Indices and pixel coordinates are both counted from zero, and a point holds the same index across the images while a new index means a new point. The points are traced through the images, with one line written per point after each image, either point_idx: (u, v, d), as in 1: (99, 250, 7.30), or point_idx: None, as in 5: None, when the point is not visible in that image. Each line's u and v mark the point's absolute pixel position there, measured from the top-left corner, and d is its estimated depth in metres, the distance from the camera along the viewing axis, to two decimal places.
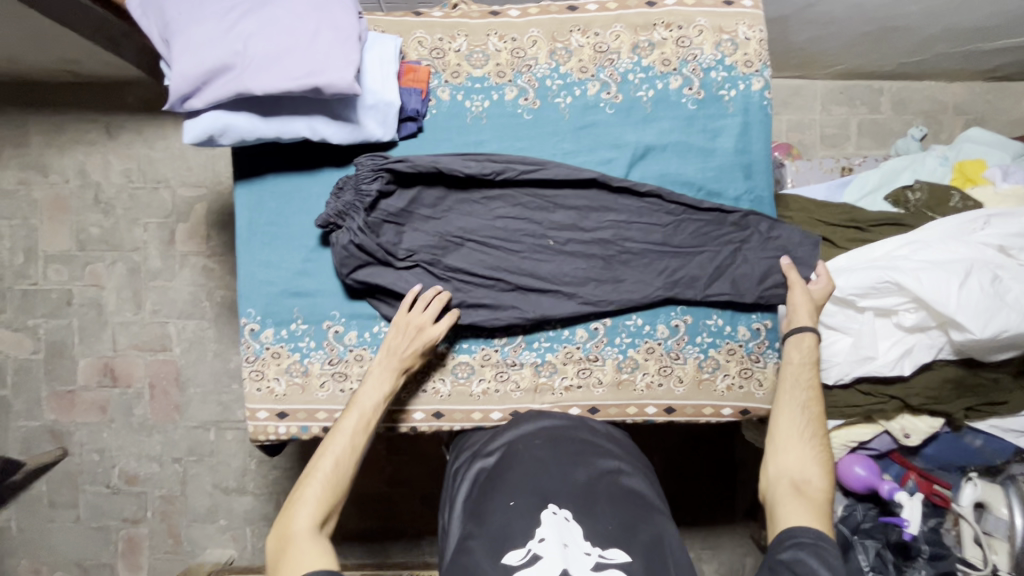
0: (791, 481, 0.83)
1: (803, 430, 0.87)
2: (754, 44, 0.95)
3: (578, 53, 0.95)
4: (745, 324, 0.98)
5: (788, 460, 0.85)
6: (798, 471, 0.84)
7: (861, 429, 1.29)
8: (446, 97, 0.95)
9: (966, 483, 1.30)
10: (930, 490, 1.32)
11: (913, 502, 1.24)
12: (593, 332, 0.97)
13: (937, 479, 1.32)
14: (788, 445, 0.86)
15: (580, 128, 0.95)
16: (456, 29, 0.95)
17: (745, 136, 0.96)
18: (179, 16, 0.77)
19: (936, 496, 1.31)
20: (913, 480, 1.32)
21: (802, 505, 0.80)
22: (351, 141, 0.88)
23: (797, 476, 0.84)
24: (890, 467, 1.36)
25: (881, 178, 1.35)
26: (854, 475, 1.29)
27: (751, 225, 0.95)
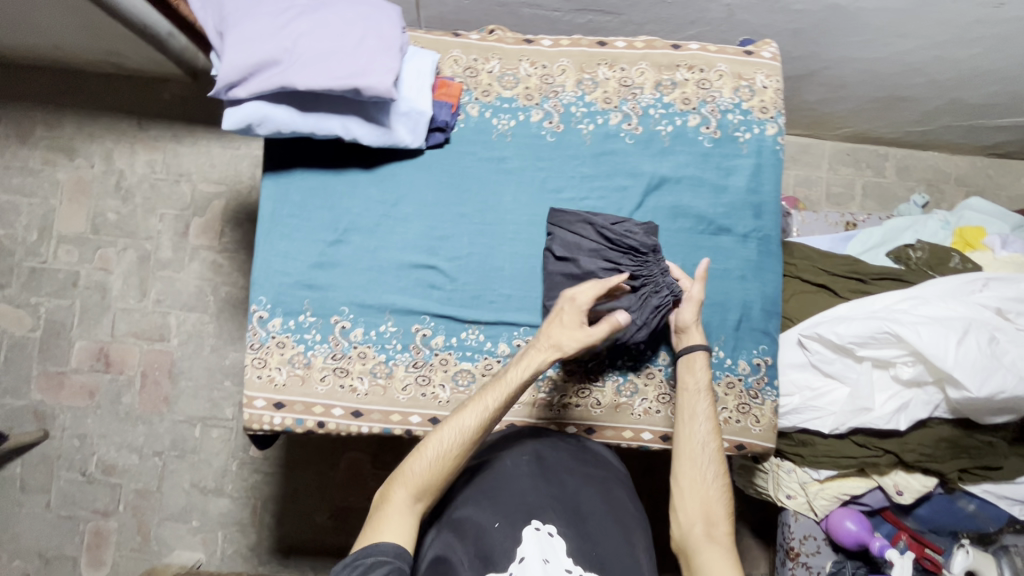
0: (701, 528, 0.85)
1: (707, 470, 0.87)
2: (771, 93, 1.00)
3: (604, 85, 1.00)
4: (746, 358, 0.98)
5: (691, 506, 0.86)
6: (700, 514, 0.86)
7: (854, 482, 1.28)
8: (474, 113, 0.99)
9: (958, 550, 1.29)
10: (920, 553, 1.28)
11: (903, 560, 1.23)
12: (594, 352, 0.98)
13: (930, 544, 1.29)
14: (692, 493, 0.87)
15: (600, 154, 0.99)
16: (490, 51, 1.00)
17: (757, 176, 1.00)
18: (237, 11, 0.82)
19: (927, 560, 1.27)
20: (905, 541, 1.27)
21: (722, 553, 0.81)
22: (381, 143, 0.92)
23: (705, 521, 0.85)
24: (881, 525, 1.31)
25: (884, 234, 1.39)
26: (845, 530, 1.26)
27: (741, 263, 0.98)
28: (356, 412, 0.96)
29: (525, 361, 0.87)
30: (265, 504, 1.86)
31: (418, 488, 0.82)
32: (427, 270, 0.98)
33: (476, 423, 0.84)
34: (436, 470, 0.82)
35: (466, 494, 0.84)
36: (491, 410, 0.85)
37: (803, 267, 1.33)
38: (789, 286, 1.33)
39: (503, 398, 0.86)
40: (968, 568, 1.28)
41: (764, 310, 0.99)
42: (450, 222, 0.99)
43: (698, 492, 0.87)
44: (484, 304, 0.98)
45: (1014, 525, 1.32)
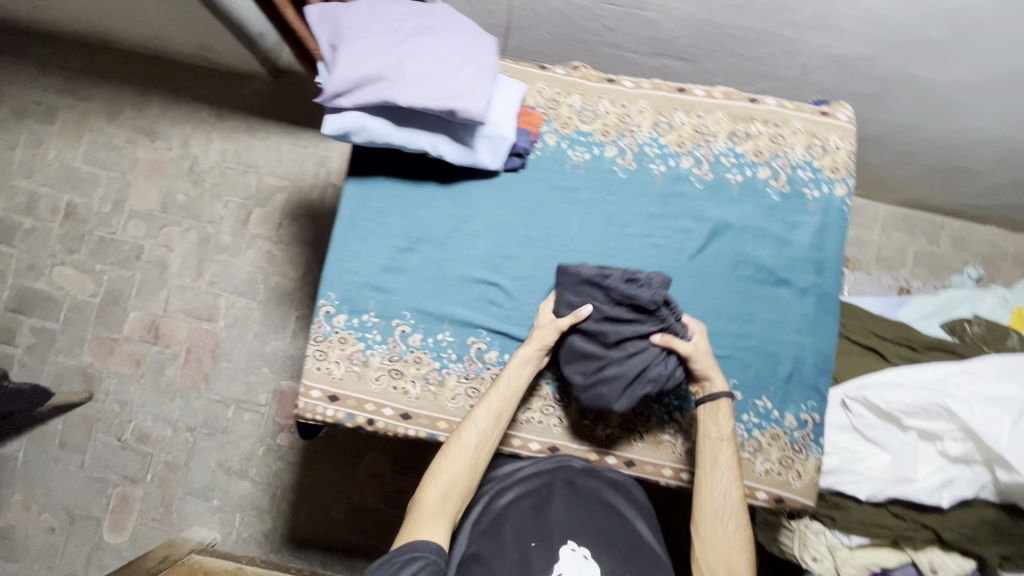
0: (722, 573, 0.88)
1: (728, 518, 0.90)
2: (843, 154, 1.02)
3: (679, 129, 1.04)
4: (793, 412, 0.98)
5: (715, 555, 0.89)
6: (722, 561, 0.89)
7: (885, 553, 1.24)
8: (551, 142, 1.04)
9: None
10: None
11: None
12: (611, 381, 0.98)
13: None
14: (712, 540, 0.89)
15: (668, 195, 1.02)
16: (573, 87, 1.05)
17: (822, 234, 1.01)
18: (351, 29, 0.88)
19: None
20: None
21: None
22: (463, 163, 0.97)
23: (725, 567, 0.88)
24: None
25: (938, 304, 1.37)
26: None
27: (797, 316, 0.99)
28: (405, 414, 0.99)
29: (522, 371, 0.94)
30: (284, 493, 1.90)
31: (447, 488, 0.90)
32: (489, 285, 1.02)
33: (490, 429, 0.93)
34: (461, 467, 0.91)
35: (501, 508, 0.91)
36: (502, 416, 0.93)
37: (852, 327, 1.33)
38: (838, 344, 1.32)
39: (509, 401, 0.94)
40: None
41: (817, 367, 0.99)
42: (516, 243, 1.02)
43: (722, 541, 0.89)
44: None
45: None
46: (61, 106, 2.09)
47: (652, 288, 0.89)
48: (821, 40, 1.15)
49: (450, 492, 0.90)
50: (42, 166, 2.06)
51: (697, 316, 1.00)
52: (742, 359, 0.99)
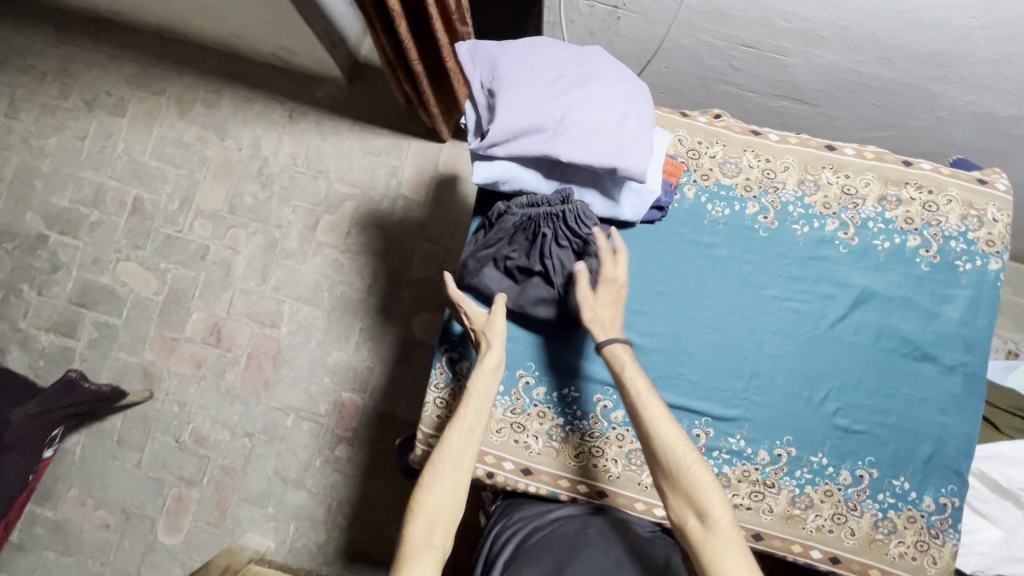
0: (698, 523, 0.75)
1: (676, 457, 0.78)
2: (1000, 227, 0.97)
3: (825, 189, 0.99)
4: (931, 495, 0.94)
5: (679, 502, 0.77)
6: (696, 507, 0.76)
7: None
8: (690, 195, 1.00)
9: None
10: None
11: None
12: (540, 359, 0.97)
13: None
14: (674, 486, 0.78)
15: (810, 258, 0.98)
16: (716, 137, 1.01)
17: (973, 310, 0.96)
18: (512, 74, 0.85)
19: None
20: None
21: (731, 548, 0.71)
22: (605, 216, 0.94)
23: (698, 515, 0.75)
24: None
25: None
26: None
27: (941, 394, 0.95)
28: (525, 470, 0.97)
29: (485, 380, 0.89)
30: (340, 506, 1.88)
31: (430, 517, 0.77)
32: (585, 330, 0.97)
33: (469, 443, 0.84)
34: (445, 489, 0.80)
35: (534, 541, 0.85)
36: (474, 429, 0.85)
37: None
38: None
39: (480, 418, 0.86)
40: None
41: (958, 448, 0.95)
42: (647, 298, 0.98)
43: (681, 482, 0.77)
44: (670, 387, 0.97)
45: None
46: (132, 98, 2.06)
47: (529, 241, 0.93)
48: (970, 97, 1.09)
49: (434, 525, 0.77)
50: (110, 159, 2.04)
51: (834, 388, 0.96)
52: (881, 436, 0.95)
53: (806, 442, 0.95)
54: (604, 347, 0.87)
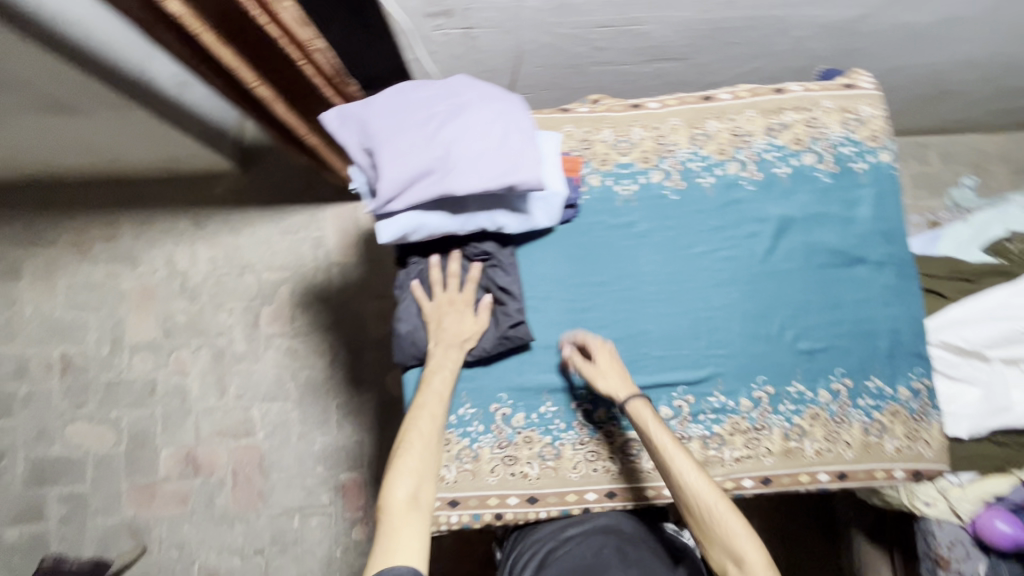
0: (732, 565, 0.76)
1: (711, 511, 0.78)
2: (877, 122, 1.03)
3: (715, 137, 1.03)
4: (904, 384, 0.99)
5: (720, 553, 0.78)
6: (736, 557, 0.76)
7: (994, 480, 1.26)
8: (596, 183, 1.01)
9: None
10: None
11: None
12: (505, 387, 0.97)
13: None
14: (710, 539, 0.78)
15: (725, 205, 1.01)
16: (601, 122, 1.03)
17: (880, 203, 1.02)
18: (383, 129, 0.85)
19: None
20: None
21: None
22: (524, 230, 0.94)
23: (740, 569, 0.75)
24: None
25: (972, 230, 1.40)
26: (998, 531, 1.21)
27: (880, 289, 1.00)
28: (531, 498, 0.95)
29: (447, 354, 0.92)
30: None
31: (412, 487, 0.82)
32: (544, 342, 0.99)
33: (439, 411, 0.89)
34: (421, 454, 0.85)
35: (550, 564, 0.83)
36: (445, 396, 0.90)
37: None
38: None
39: (447, 381, 0.91)
40: None
41: (912, 331, 1.00)
42: (589, 293, 0.99)
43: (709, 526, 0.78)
44: (639, 370, 0.98)
45: None
46: (25, 257, 1.95)
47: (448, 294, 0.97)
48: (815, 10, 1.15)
49: (416, 483, 0.82)
50: (22, 326, 1.92)
51: (787, 315, 1.00)
52: (842, 345, 0.99)
53: (779, 376, 0.98)
54: (626, 406, 0.87)
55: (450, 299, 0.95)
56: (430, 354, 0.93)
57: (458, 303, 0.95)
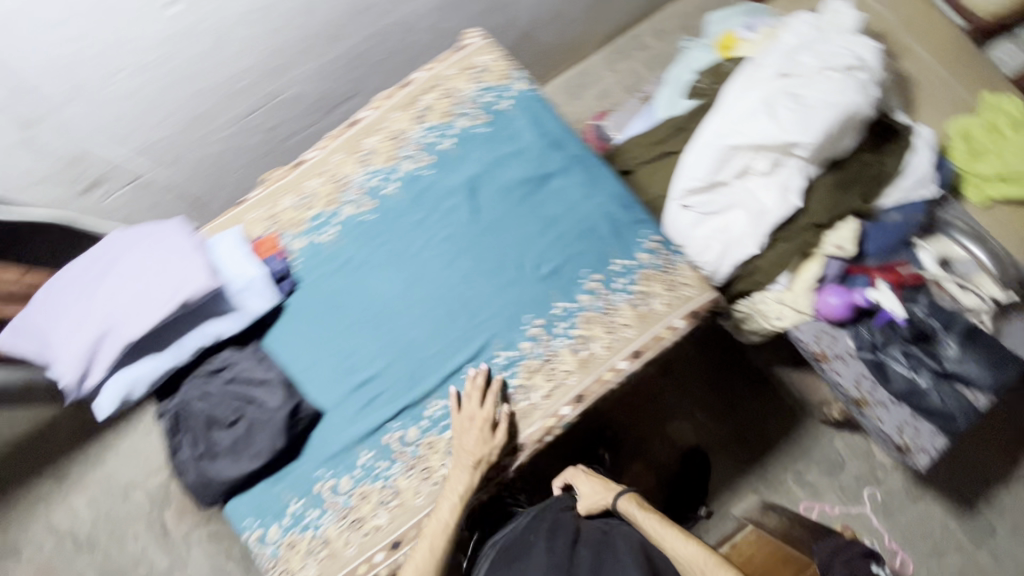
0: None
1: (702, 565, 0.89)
2: (496, 62, 1.13)
3: (378, 150, 1.10)
4: (641, 250, 1.07)
5: None
6: None
7: (809, 268, 1.41)
8: (301, 246, 1.06)
9: (920, 251, 1.48)
10: (900, 279, 1.43)
11: (884, 294, 1.39)
12: (315, 463, 0.99)
13: (899, 261, 1.47)
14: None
15: (417, 198, 1.08)
16: (278, 193, 1.08)
17: (537, 123, 1.11)
18: (56, 322, 0.90)
19: (908, 275, 1.45)
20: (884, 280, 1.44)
21: None
22: (243, 325, 0.97)
23: None
24: None
25: (671, 87, 1.55)
26: (833, 306, 1.40)
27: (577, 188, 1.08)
28: (394, 543, 0.95)
29: (460, 476, 0.95)
30: None
31: None
32: (331, 404, 1.00)
33: (438, 544, 0.91)
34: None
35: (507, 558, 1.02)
36: (450, 525, 0.92)
37: (642, 149, 1.50)
38: (643, 173, 1.50)
39: (454, 509, 0.93)
40: (938, 257, 1.48)
41: (623, 206, 1.08)
42: (347, 338, 1.03)
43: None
44: (425, 374, 1.01)
45: (939, 204, 1.52)
46: None
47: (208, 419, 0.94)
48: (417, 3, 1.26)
49: None
50: None
51: (519, 255, 1.06)
52: (576, 251, 1.06)
53: (542, 306, 1.05)
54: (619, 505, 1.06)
55: (468, 413, 0.98)
56: (447, 475, 0.96)
57: (482, 419, 0.97)
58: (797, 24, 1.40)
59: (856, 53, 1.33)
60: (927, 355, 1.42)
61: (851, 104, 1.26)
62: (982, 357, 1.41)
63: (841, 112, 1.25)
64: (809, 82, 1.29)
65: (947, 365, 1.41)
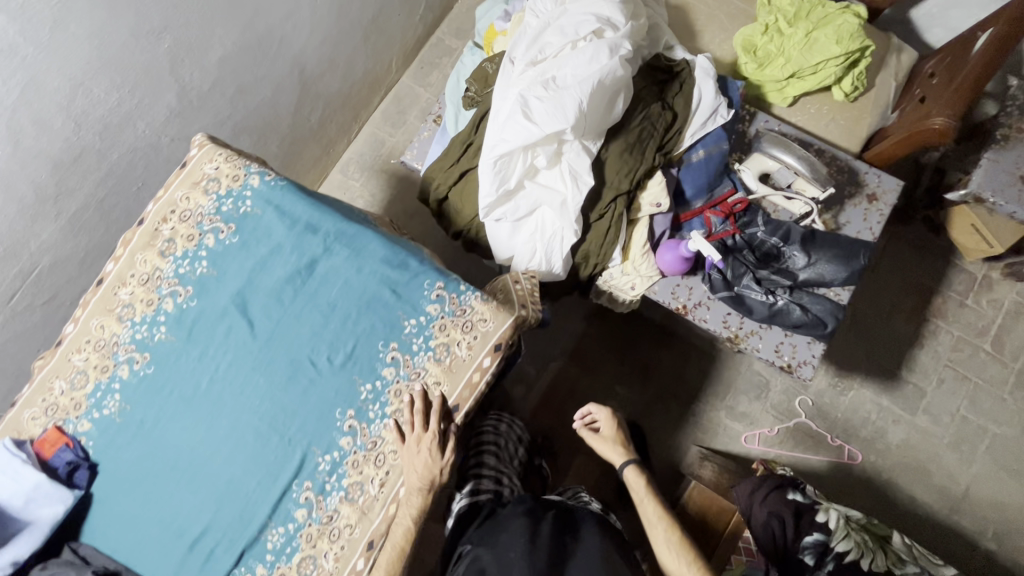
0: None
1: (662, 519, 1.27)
2: (225, 166, 1.07)
3: (135, 299, 1.04)
4: (429, 303, 1.03)
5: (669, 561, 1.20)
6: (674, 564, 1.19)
7: (637, 232, 1.40)
8: (88, 425, 1.00)
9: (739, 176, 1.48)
10: (726, 210, 1.44)
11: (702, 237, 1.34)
12: None
13: (724, 193, 1.46)
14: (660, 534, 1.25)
15: (190, 334, 1.02)
16: (48, 381, 1.02)
17: (285, 213, 1.05)
18: None
19: (737, 206, 1.44)
20: (712, 217, 1.43)
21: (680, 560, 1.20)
22: (40, 539, 0.91)
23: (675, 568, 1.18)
24: (694, 223, 1.46)
25: (451, 102, 1.49)
26: (667, 261, 1.39)
27: (345, 265, 1.04)
28: None
29: (410, 500, 0.99)
30: None
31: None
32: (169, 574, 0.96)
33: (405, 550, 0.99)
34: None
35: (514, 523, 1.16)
36: (410, 531, 0.99)
37: (444, 175, 1.45)
38: (454, 200, 1.46)
39: (411, 517, 0.99)
40: (757, 175, 1.47)
41: (397, 266, 1.04)
42: (166, 500, 0.98)
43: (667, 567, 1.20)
44: (255, 507, 0.97)
45: (744, 123, 1.53)
46: None
47: None
48: (143, 124, 1.19)
49: None
50: None
51: (310, 353, 1.02)
52: (365, 327, 1.02)
53: (349, 395, 1.01)
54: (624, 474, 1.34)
55: (414, 438, 0.98)
56: (400, 489, 0.99)
57: (430, 440, 0.97)
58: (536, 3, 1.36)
59: (595, 14, 1.29)
60: (777, 272, 1.43)
61: (599, 69, 1.23)
62: (827, 252, 1.41)
63: (590, 83, 1.21)
64: (558, 60, 1.26)
65: (798, 274, 1.42)
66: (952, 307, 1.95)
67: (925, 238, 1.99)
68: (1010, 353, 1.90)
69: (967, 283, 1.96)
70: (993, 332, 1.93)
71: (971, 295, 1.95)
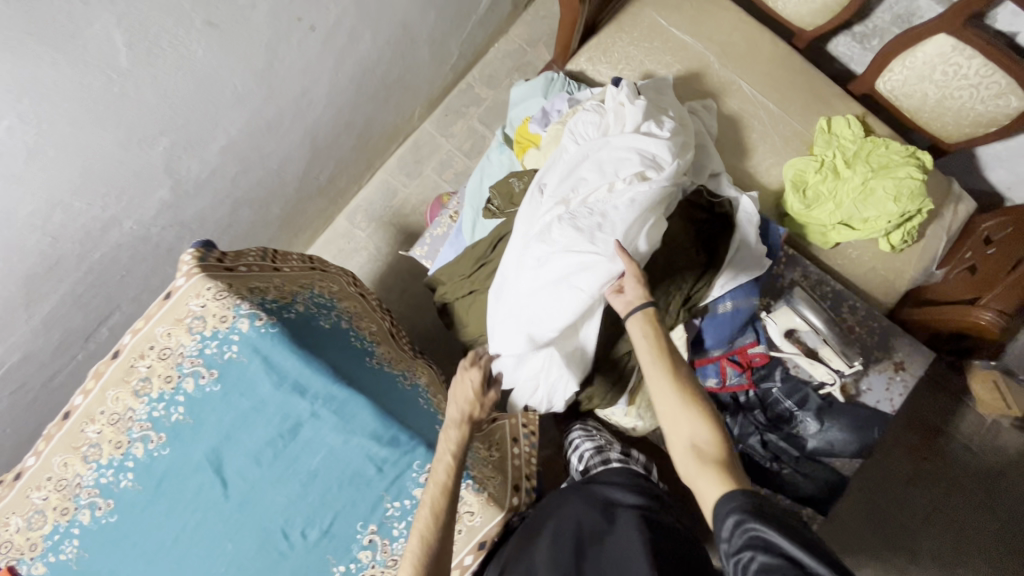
0: (690, 449, 0.82)
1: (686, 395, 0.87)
2: (212, 303, 0.98)
3: (103, 438, 0.96)
4: (416, 486, 0.96)
5: (682, 431, 0.84)
6: (693, 437, 0.83)
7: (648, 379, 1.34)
8: (42, 569, 0.95)
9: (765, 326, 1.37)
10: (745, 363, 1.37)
11: None
12: None
13: (746, 343, 1.37)
14: (676, 417, 0.86)
15: (159, 485, 0.96)
16: (5, 514, 0.96)
17: (273, 365, 0.98)
18: None
19: (756, 358, 1.37)
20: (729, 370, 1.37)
21: (711, 475, 0.78)
22: None
23: (694, 445, 0.82)
24: (708, 369, 1.38)
25: (471, 206, 1.39)
26: None
27: (331, 433, 0.96)
28: None
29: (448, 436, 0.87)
30: None
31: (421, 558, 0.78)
32: None
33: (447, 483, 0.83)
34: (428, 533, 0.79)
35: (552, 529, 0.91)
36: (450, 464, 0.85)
37: (454, 284, 1.37)
38: (460, 308, 1.36)
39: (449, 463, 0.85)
40: (783, 329, 1.36)
41: (386, 440, 0.96)
42: None
43: (656, 403, 0.89)
44: None
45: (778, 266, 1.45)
46: None
47: None
48: (130, 221, 1.09)
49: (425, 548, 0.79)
50: None
51: (284, 522, 0.95)
52: (345, 503, 0.96)
53: (321, 574, 0.95)
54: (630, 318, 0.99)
55: (465, 369, 0.92)
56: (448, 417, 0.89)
57: (479, 373, 0.90)
58: (579, 124, 1.25)
59: (639, 154, 1.17)
60: (784, 438, 1.36)
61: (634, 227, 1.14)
62: (843, 422, 1.34)
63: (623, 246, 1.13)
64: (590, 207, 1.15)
65: (807, 443, 1.35)
66: (955, 449, 1.88)
67: (939, 372, 1.92)
68: (1005, 506, 1.84)
69: (972, 426, 1.89)
70: (987, 482, 1.86)
71: (976, 439, 1.88)
